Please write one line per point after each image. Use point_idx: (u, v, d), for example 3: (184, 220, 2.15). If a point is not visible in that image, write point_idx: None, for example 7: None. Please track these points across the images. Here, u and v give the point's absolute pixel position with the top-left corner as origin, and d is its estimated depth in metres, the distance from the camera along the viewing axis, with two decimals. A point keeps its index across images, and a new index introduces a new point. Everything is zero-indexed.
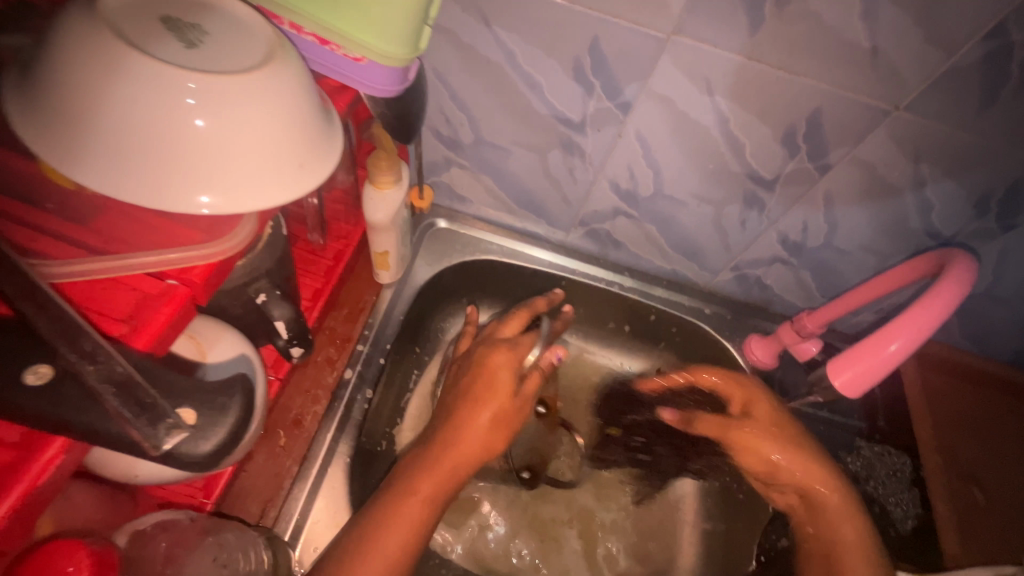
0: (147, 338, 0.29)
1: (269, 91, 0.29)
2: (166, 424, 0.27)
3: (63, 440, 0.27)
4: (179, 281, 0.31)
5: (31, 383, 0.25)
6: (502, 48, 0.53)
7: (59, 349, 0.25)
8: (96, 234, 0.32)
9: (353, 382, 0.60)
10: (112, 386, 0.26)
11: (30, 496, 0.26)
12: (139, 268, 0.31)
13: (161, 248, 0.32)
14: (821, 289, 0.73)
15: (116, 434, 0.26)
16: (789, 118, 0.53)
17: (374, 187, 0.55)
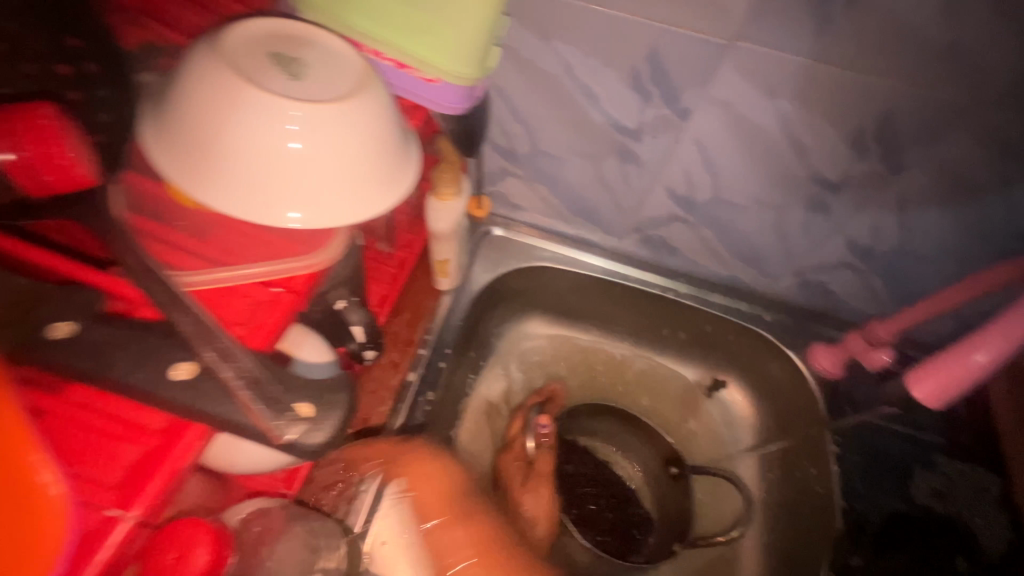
0: (262, 339, 0.33)
1: (361, 117, 0.32)
2: (288, 416, 0.32)
3: (200, 427, 0.31)
4: (285, 289, 0.35)
5: (178, 377, 0.30)
6: (561, 61, 0.55)
7: (198, 347, 0.30)
8: (208, 244, 0.35)
9: (416, 384, 0.63)
10: (245, 382, 0.31)
11: (177, 473, 0.30)
12: (252, 278, 0.34)
13: (269, 259, 0.35)
14: (894, 295, 0.69)
15: (247, 424, 0.30)
16: (860, 119, 0.51)
17: (438, 199, 0.58)
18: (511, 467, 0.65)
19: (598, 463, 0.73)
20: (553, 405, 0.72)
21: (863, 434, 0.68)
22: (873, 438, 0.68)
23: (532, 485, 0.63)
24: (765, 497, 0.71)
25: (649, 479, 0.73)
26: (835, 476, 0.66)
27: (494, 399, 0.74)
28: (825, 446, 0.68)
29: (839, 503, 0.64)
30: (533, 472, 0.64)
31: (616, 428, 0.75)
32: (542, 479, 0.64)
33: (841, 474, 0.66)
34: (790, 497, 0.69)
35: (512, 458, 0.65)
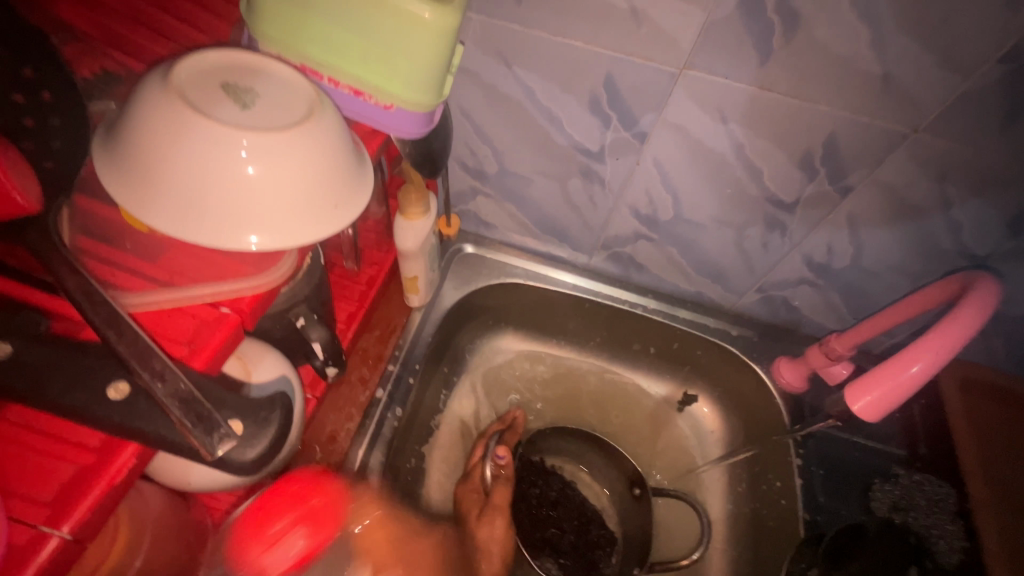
0: (204, 359, 0.33)
1: (310, 143, 0.33)
2: (218, 433, 0.31)
3: (134, 446, 0.31)
4: (231, 308, 0.35)
5: (112, 397, 0.29)
6: (522, 86, 0.57)
7: (133, 367, 0.30)
8: (159, 266, 0.35)
9: (384, 402, 0.63)
10: (176, 401, 0.30)
11: (109, 493, 0.29)
12: (197, 298, 0.35)
13: (215, 280, 0.36)
14: (851, 310, 0.71)
15: (179, 442, 0.30)
16: (805, 142, 0.54)
17: (405, 218, 0.59)
18: (467, 500, 0.65)
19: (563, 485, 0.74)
20: (513, 434, 0.72)
21: (820, 445, 0.70)
22: (837, 451, 0.69)
23: (487, 517, 0.63)
24: (731, 508, 0.74)
25: (615, 498, 0.74)
26: (798, 490, 0.67)
27: (465, 417, 0.76)
28: (789, 458, 0.69)
29: (802, 514, 0.65)
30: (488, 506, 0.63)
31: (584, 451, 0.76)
32: (499, 510, 0.63)
33: (803, 486, 0.67)
34: (753, 509, 0.72)
35: (471, 489, 0.66)
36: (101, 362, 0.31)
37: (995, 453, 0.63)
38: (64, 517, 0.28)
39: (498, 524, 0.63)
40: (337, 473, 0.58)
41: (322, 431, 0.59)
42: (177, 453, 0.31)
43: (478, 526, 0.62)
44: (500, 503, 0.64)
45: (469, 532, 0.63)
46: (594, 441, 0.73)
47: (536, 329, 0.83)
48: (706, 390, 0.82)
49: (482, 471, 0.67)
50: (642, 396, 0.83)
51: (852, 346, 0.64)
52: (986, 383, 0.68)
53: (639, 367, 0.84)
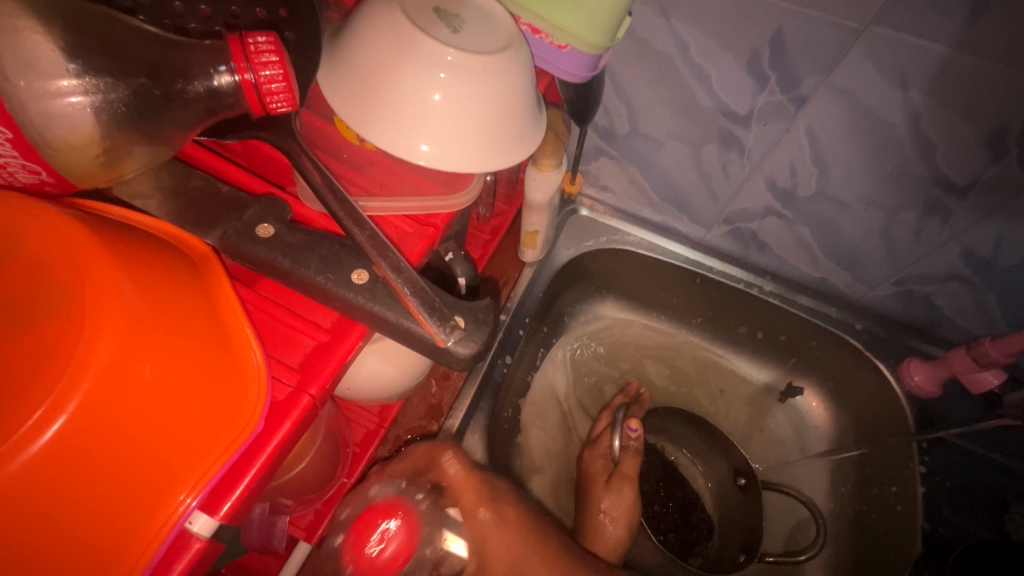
0: (416, 257, 0.38)
1: (502, 72, 0.34)
2: (448, 323, 0.34)
3: (361, 329, 0.36)
4: (429, 223, 0.39)
5: (356, 280, 0.34)
6: (676, 41, 0.54)
7: (375, 256, 0.34)
8: (366, 177, 0.40)
9: (496, 348, 0.66)
10: (410, 286, 0.34)
11: (341, 367, 0.35)
12: (402, 210, 0.39)
13: (417, 195, 0.39)
14: (1008, 315, 0.64)
15: (412, 329, 0.34)
16: (1002, 117, 0.48)
17: (537, 168, 0.59)
18: (595, 466, 0.64)
19: (667, 465, 0.73)
20: (638, 407, 0.73)
21: (945, 453, 0.66)
22: (966, 464, 0.65)
23: (615, 484, 0.61)
24: (832, 507, 0.70)
25: (715, 483, 0.73)
26: (920, 498, 0.64)
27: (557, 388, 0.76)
28: (912, 464, 0.66)
29: (922, 524, 0.63)
30: (618, 472, 0.62)
31: (687, 433, 0.75)
32: (627, 480, 0.62)
33: (925, 496, 0.64)
34: (858, 511, 0.68)
35: (598, 456, 0.65)
36: (347, 253, 0.35)
37: None
38: (311, 381, 0.34)
39: (627, 495, 0.61)
40: (450, 408, 0.60)
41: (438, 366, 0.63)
42: (411, 341, 0.34)
43: (606, 494, 0.61)
44: (629, 475, 0.62)
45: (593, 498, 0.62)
46: (700, 425, 0.73)
47: (634, 300, 0.82)
48: (815, 383, 0.77)
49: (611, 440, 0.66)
50: (742, 381, 0.80)
51: (1010, 352, 0.58)
52: None
53: (742, 351, 0.81)
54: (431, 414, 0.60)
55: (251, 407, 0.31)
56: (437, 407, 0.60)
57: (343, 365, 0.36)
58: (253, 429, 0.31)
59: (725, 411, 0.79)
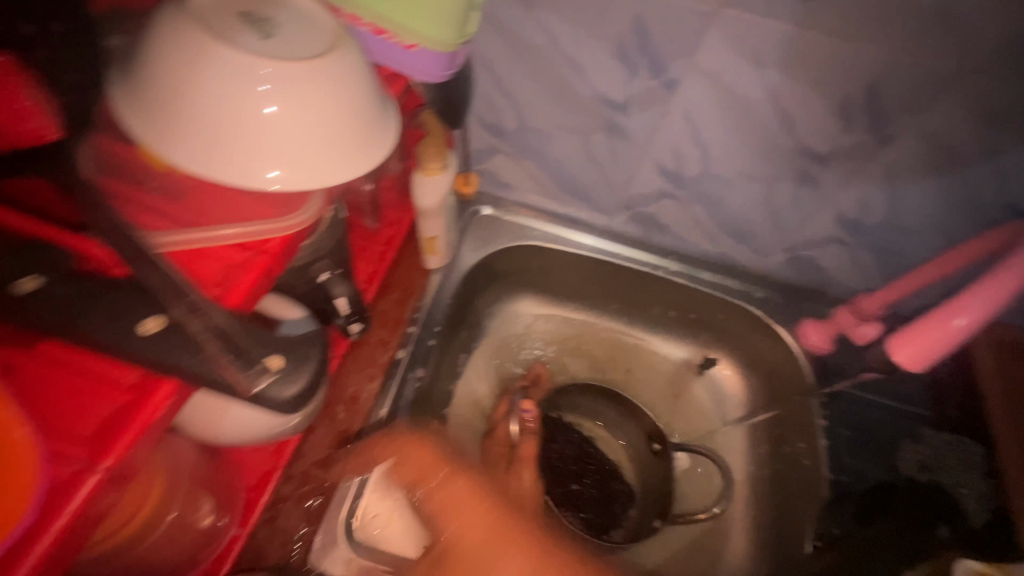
0: (237, 297, 0.34)
1: (331, 79, 0.32)
2: (256, 368, 0.33)
3: (172, 383, 0.32)
4: (257, 250, 0.36)
5: (143, 330, 0.30)
6: (546, 33, 0.54)
7: (168, 301, 0.31)
8: (187, 209, 0.36)
9: (405, 361, 0.64)
10: (209, 334, 0.32)
11: (147, 429, 0.31)
12: (222, 240, 0.35)
13: (241, 221, 0.36)
14: (882, 270, 0.69)
15: (215, 375, 0.31)
16: (847, 88, 0.51)
17: (423, 172, 0.57)
18: (495, 454, 0.67)
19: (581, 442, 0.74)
20: (537, 390, 0.75)
21: (841, 405, 0.71)
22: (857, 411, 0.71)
23: (514, 470, 0.65)
24: (752, 470, 0.72)
25: (633, 453, 0.73)
26: (823, 450, 0.67)
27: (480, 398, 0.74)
28: (813, 419, 0.69)
29: (827, 475, 0.66)
30: (515, 457, 0.65)
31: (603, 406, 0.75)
32: (525, 463, 0.65)
33: (828, 448, 0.68)
34: (776, 470, 0.70)
35: (498, 443, 0.68)
36: (133, 298, 0.31)
37: None
38: (106, 451, 0.29)
39: (525, 477, 0.64)
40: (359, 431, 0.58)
41: (344, 391, 0.59)
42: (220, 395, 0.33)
43: (508, 478, 0.64)
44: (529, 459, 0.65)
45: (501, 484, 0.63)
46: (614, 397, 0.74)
47: (551, 293, 0.82)
48: (728, 353, 0.80)
49: (508, 427, 0.68)
50: (662, 360, 0.82)
51: (883, 303, 0.63)
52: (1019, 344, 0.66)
53: (659, 331, 0.82)
54: (339, 441, 0.56)
55: (21, 482, 0.27)
56: (346, 434, 0.57)
57: (151, 426, 0.31)
58: (16, 525, 0.26)
59: (647, 391, 0.80)
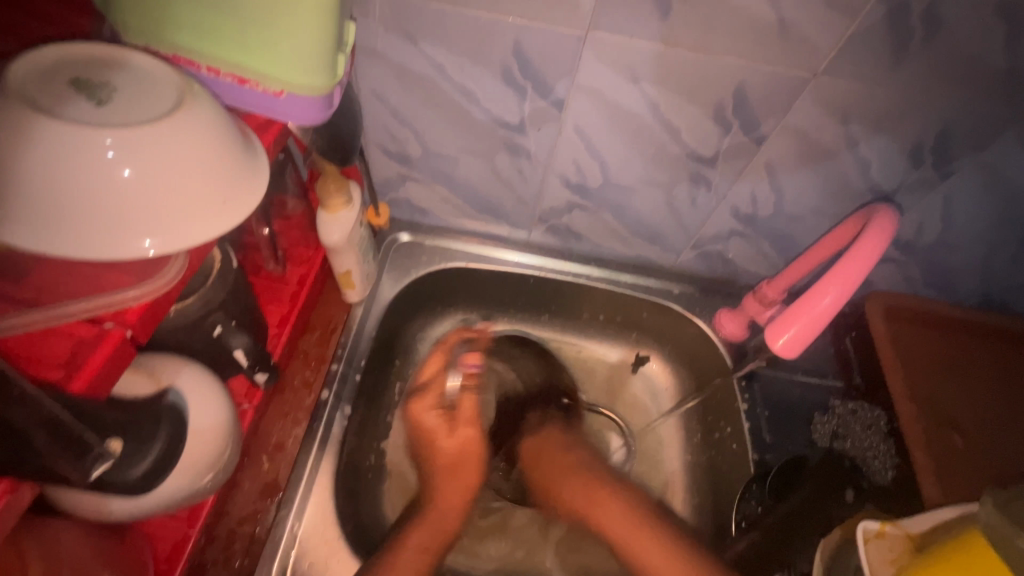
0: (85, 380, 0.31)
1: (182, 137, 0.31)
2: (92, 455, 0.32)
3: (7, 484, 0.28)
4: (114, 323, 0.32)
5: None
6: (431, 63, 0.55)
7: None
8: (28, 287, 0.32)
9: (331, 402, 0.62)
10: (42, 426, 0.28)
11: None
12: (69, 315, 0.32)
13: (93, 293, 0.33)
14: (781, 256, 0.74)
15: (48, 471, 0.29)
16: (716, 96, 0.55)
17: (326, 211, 0.57)
18: (429, 417, 0.64)
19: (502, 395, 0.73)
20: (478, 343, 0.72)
21: (764, 385, 0.74)
22: (778, 391, 0.74)
23: (456, 430, 0.64)
24: (688, 458, 0.77)
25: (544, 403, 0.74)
26: (745, 433, 0.71)
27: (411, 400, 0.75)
28: (736, 403, 0.73)
29: (751, 455, 0.69)
30: (455, 419, 0.64)
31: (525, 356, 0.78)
32: (467, 423, 0.65)
33: (751, 429, 0.71)
34: (710, 457, 0.75)
35: (428, 405, 0.65)
36: None
37: (928, 374, 0.67)
38: None
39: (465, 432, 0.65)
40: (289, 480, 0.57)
41: (267, 440, 0.57)
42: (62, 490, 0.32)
43: (448, 440, 0.64)
44: (466, 416, 0.65)
45: (434, 444, 0.64)
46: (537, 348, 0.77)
47: (482, 310, 0.82)
48: (657, 349, 0.83)
49: (446, 381, 0.67)
50: (596, 363, 0.84)
51: (782, 290, 0.67)
52: (913, 310, 0.71)
53: (592, 335, 0.85)
54: (267, 492, 0.55)
55: None
56: (273, 484, 0.56)
57: None
58: None
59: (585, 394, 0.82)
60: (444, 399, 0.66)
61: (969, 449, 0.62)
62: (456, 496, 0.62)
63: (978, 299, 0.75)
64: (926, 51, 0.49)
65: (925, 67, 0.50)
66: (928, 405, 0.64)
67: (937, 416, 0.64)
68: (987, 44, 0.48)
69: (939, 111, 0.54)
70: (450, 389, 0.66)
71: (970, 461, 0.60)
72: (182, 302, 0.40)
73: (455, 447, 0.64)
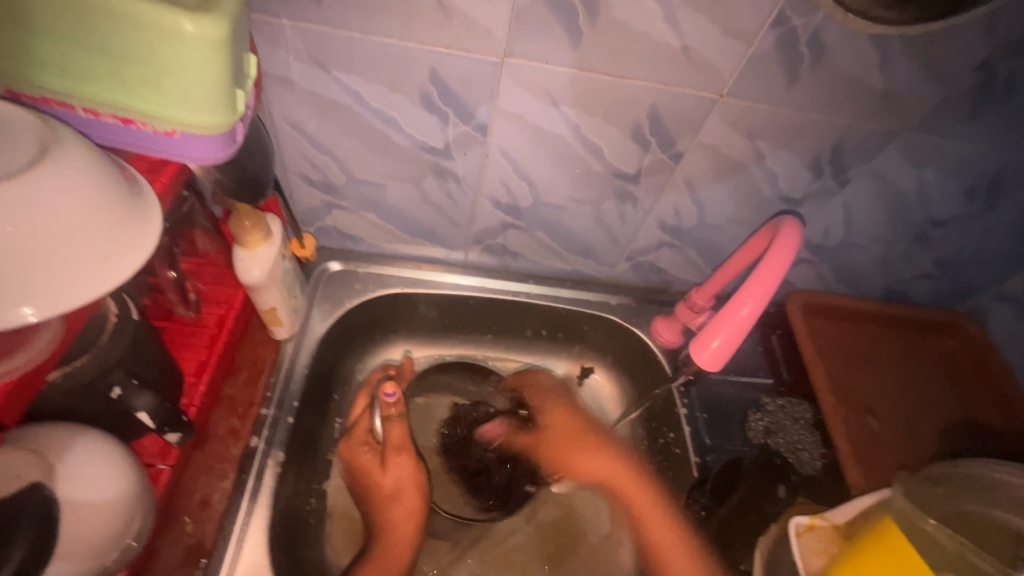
0: None
1: (47, 191, 0.28)
2: None
3: None
4: None
5: None
6: (347, 91, 0.54)
7: None
8: None
9: (262, 449, 0.59)
10: None
11: None
12: None
13: None
14: (708, 264, 0.78)
15: None
16: (633, 118, 0.57)
17: (243, 248, 0.54)
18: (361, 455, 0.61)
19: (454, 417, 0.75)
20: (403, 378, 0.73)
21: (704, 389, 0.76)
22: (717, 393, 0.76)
23: (389, 461, 0.60)
24: (637, 466, 0.78)
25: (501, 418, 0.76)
26: (687, 437, 0.73)
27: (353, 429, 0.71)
28: (676, 407, 0.75)
29: (693, 459, 0.71)
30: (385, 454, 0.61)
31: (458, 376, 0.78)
32: (400, 449, 0.61)
33: (691, 432, 0.73)
34: (656, 464, 0.76)
35: (359, 444, 0.62)
36: None
37: (843, 367, 0.74)
38: None
39: (402, 463, 0.61)
40: (215, 541, 0.52)
41: (191, 498, 0.53)
42: None
43: (380, 477, 0.60)
44: (400, 444, 0.61)
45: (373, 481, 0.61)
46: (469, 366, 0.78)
47: (422, 335, 0.81)
48: (600, 361, 0.85)
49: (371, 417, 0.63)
50: (542, 379, 0.84)
51: (709, 297, 0.70)
52: (830, 307, 0.76)
53: (537, 352, 0.85)
54: (189, 558, 0.51)
55: None
56: (199, 548, 0.51)
57: None
58: None
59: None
60: (372, 436, 0.62)
61: (882, 432, 0.69)
62: (406, 527, 0.60)
63: (882, 292, 0.82)
64: (815, 73, 0.53)
65: (815, 87, 0.54)
66: (846, 394, 0.71)
67: (854, 404, 0.70)
68: (865, 66, 0.52)
69: (832, 127, 0.58)
70: (376, 425, 0.62)
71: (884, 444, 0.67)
72: (70, 365, 0.37)
73: (392, 481, 0.60)
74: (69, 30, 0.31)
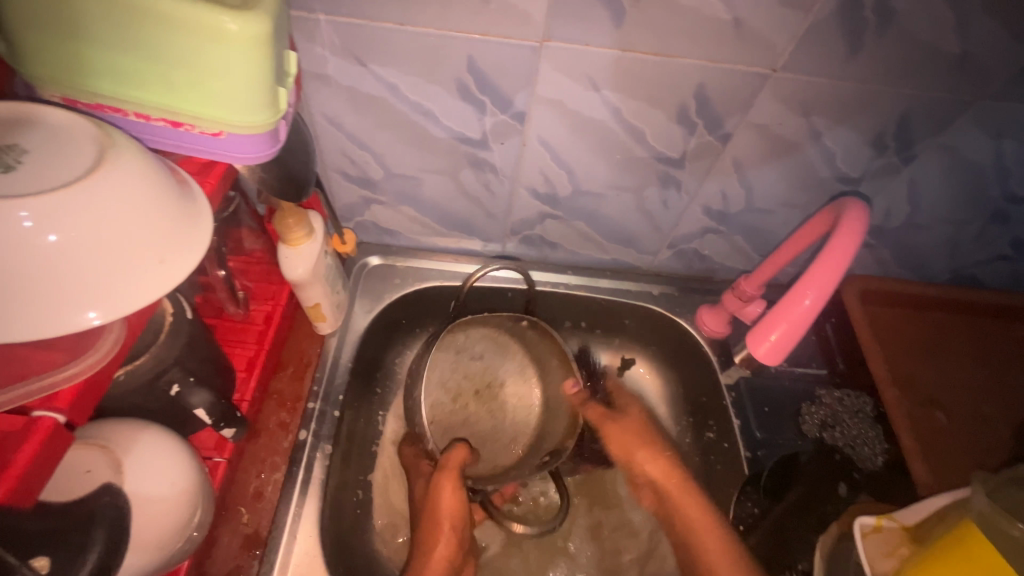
0: (10, 482, 0.27)
1: (105, 197, 0.28)
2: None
3: None
4: (44, 410, 0.30)
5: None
6: (383, 84, 0.53)
7: None
8: None
9: (310, 442, 0.60)
10: None
11: None
12: None
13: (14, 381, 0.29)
14: (757, 249, 0.74)
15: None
16: (677, 98, 0.54)
17: (288, 245, 0.55)
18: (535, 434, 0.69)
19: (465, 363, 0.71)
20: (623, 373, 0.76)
21: (756, 382, 0.73)
22: (767, 386, 0.72)
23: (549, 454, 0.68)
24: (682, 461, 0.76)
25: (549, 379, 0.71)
26: (737, 430, 0.70)
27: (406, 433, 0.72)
28: (723, 399, 0.72)
29: (744, 453, 0.68)
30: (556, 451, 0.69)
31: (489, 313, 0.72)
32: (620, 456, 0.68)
33: (741, 426, 0.70)
34: (703, 458, 0.74)
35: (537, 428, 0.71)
36: None
37: (904, 357, 0.69)
38: None
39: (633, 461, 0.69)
40: (270, 531, 0.55)
41: (246, 489, 0.55)
42: None
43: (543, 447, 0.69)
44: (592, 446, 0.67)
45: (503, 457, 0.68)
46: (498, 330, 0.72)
47: None
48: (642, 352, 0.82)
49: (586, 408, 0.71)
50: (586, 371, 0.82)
51: (759, 285, 0.66)
52: (888, 293, 0.71)
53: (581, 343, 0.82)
54: (247, 546, 0.53)
55: None
56: (255, 535, 0.54)
57: None
58: None
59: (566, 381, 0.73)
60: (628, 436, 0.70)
61: (953, 428, 0.64)
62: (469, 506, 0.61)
63: (950, 276, 0.76)
64: (881, 40, 0.49)
65: (880, 55, 0.50)
66: (910, 385, 0.67)
67: (918, 394, 0.66)
68: (939, 29, 0.48)
69: (897, 98, 0.54)
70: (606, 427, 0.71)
71: (954, 438, 0.63)
72: (131, 363, 0.38)
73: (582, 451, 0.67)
74: (119, 35, 0.31)
